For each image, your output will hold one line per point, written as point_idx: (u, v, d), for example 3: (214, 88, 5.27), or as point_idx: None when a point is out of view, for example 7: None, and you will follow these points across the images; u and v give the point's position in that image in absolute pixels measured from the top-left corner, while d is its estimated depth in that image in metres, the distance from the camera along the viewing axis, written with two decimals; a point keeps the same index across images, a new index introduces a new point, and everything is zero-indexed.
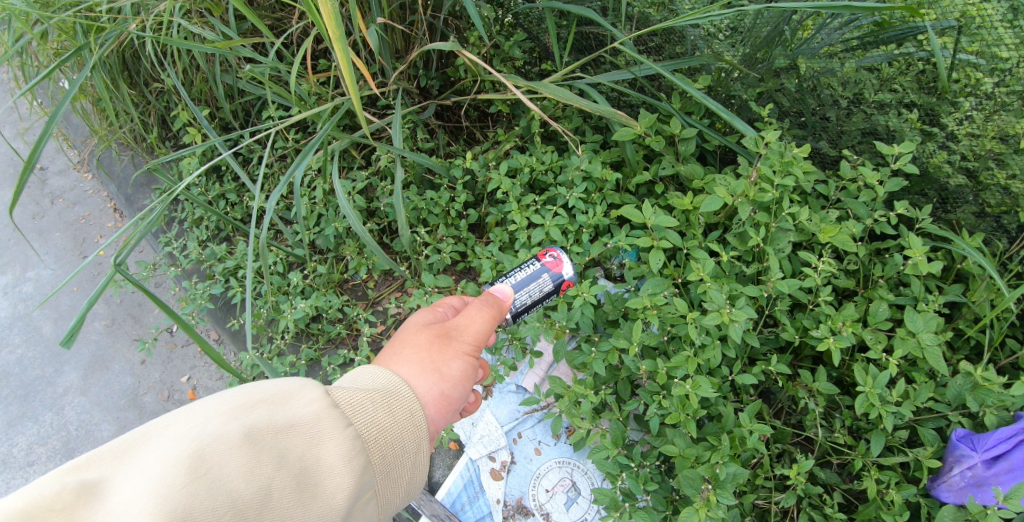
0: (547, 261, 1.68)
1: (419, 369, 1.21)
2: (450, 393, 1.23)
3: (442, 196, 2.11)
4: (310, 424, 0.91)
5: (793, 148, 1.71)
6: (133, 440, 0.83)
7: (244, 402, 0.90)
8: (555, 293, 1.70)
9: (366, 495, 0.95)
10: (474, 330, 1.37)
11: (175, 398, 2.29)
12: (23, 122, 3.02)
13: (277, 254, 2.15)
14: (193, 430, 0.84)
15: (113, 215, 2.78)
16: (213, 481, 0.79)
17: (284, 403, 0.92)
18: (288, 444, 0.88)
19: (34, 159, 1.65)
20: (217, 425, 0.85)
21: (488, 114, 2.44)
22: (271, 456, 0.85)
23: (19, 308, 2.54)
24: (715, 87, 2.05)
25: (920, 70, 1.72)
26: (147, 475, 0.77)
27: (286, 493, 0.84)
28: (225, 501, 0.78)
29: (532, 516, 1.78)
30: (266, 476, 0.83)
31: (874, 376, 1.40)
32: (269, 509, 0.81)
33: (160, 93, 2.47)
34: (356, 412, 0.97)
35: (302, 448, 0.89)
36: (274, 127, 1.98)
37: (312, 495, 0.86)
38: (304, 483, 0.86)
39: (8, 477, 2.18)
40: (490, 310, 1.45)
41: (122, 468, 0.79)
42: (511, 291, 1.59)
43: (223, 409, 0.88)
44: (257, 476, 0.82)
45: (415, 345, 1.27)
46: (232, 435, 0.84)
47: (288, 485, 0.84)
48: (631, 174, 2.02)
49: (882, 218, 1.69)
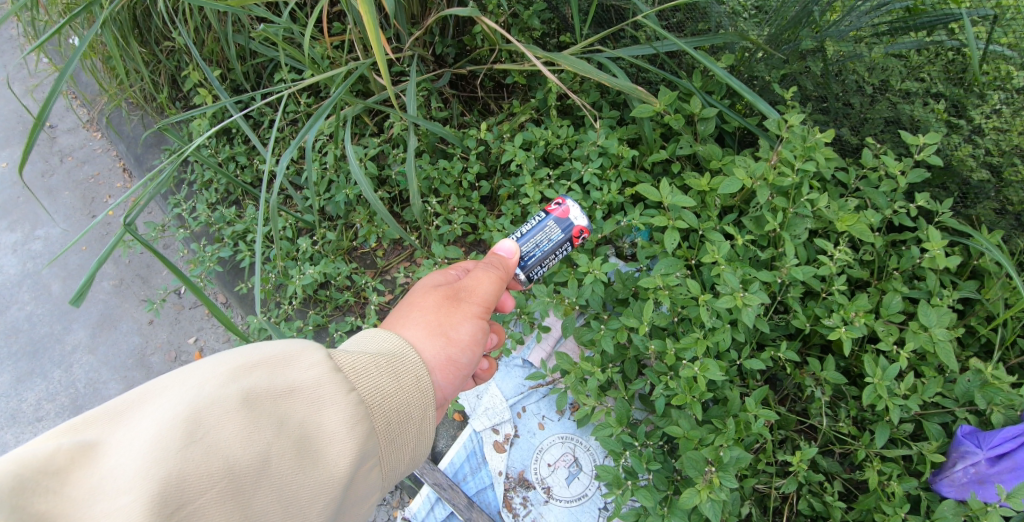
0: (553, 210, 1.56)
1: (427, 331, 1.21)
2: (457, 358, 1.23)
3: (455, 166, 2.09)
4: (311, 389, 0.90)
5: (816, 133, 1.68)
6: (131, 400, 0.83)
7: (243, 363, 0.89)
8: (569, 242, 1.57)
9: (370, 462, 0.94)
10: (483, 291, 1.36)
11: (182, 359, 2.31)
12: (32, 79, 2.97)
13: (286, 219, 2.13)
14: (191, 392, 0.83)
15: (123, 174, 2.74)
16: (210, 445, 0.78)
17: (285, 369, 0.91)
18: (288, 411, 0.87)
19: (45, 116, 1.61)
20: (215, 387, 0.84)
21: (504, 85, 2.39)
22: (269, 421, 0.85)
23: (27, 266, 2.53)
24: (737, 67, 2.01)
25: (949, 60, 1.70)
26: (141, 438, 0.76)
27: (286, 459, 0.83)
28: (221, 466, 0.78)
29: (533, 489, 1.81)
30: (265, 442, 0.83)
31: (884, 368, 1.41)
32: (266, 475, 0.81)
33: (171, 51, 2.43)
34: (361, 375, 0.97)
35: (302, 415, 0.88)
36: (287, 90, 1.92)
37: (312, 462, 0.86)
38: (305, 449, 0.86)
39: (17, 432, 2.20)
40: (496, 271, 1.42)
41: (117, 429, 0.79)
42: (517, 248, 1.49)
43: (221, 371, 0.87)
44: (256, 441, 0.82)
45: (423, 308, 1.27)
46: (230, 399, 0.83)
47: (287, 451, 0.84)
48: (647, 152, 1.98)
49: (902, 210, 1.66)
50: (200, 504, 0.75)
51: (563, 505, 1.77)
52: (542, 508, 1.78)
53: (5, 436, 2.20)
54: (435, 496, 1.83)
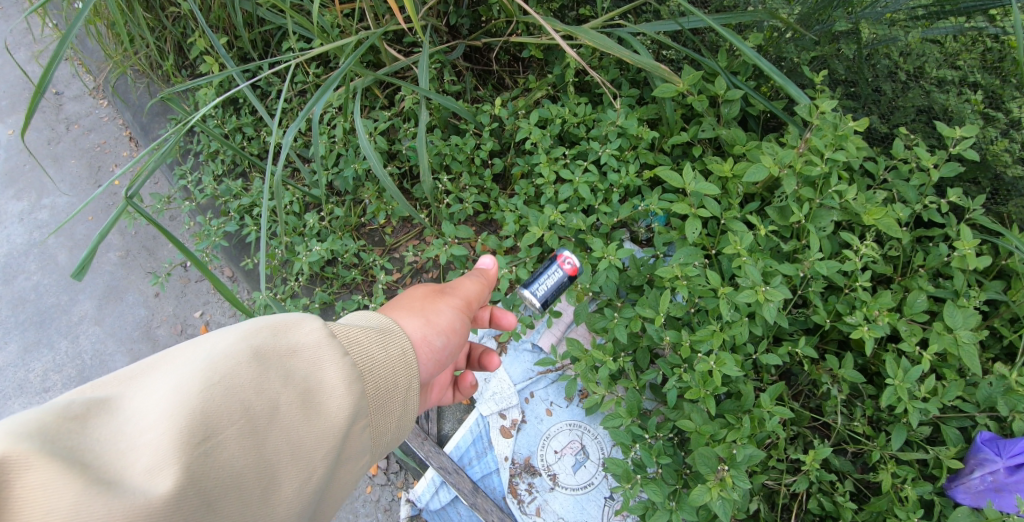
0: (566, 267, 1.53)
1: (407, 313, 1.18)
2: (435, 341, 1.18)
3: (467, 142, 2.02)
4: (320, 347, 0.88)
5: (849, 121, 1.60)
6: (143, 359, 0.80)
7: (253, 322, 0.87)
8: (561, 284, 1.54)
9: (374, 421, 0.92)
10: (466, 290, 1.35)
11: (188, 332, 2.29)
12: (37, 45, 2.89)
13: (294, 194, 2.08)
14: (205, 347, 0.80)
15: (129, 143, 2.69)
16: (228, 391, 0.76)
17: (289, 329, 0.86)
18: (296, 364, 0.84)
19: (46, 82, 1.55)
20: (228, 341, 0.81)
21: (520, 58, 2.29)
22: (282, 374, 0.82)
23: (34, 235, 2.49)
24: (765, 47, 1.90)
25: (987, 47, 1.61)
26: (162, 383, 0.75)
27: (297, 411, 0.81)
28: (238, 408, 0.76)
29: (539, 476, 1.80)
30: (278, 392, 0.80)
31: (905, 370, 1.38)
32: (280, 421, 0.79)
33: (177, 17, 2.36)
34: (359, 341, 0.93)
35: (309, 368, 0.85)
36: (294, 61, 1.83)
37: (324, 416, 0.83)
38: (318, 403, 0.84)
39: (25, 402, 2.20)
40: (479, 279, 1.42)
41: (131, 385, 0.76)
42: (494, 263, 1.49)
43: (233, 328, 0.84)
44: (269, 392, 0.80)
45: (408, 296, 1.25)
46: (244, 352, 0.81)
47: (297, 402, 0.81)
48: (668, 133, 1.90)
49: (932, 205, 1.60)
50: (219, 448, 0.73)
51: (569, 492, 1.77)
52: (547, 496, 1.78)
53: (13, 405, 2.20)
54: (441, 479, 1.84)
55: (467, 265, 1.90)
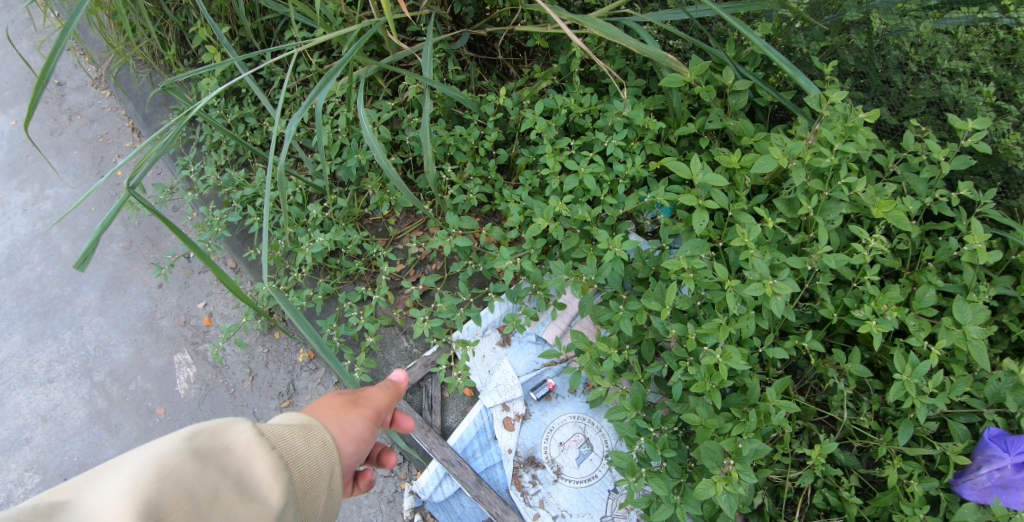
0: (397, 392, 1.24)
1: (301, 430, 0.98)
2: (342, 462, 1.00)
3: (472, 132, 2.00)
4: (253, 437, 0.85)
5: (859, 112, 1.58)
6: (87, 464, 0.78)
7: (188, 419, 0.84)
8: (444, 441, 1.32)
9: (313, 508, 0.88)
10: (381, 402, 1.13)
11: (192, 323, 2.29)
12: (40, 35, 2.87)
13: (297, 185, 2.07)
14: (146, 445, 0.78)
15: (132, 134, 2.68)
16: (174, 484, 0.74)
17: (224, 423, 0.84)
18: (231, 457, 0.82)
19: (49, 73, 1.53)
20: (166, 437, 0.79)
21: (525, 48, 2.27)
22: (221, 467, 0.80)
23: (37, 226, 2.48)
24: (774, 37, 1.85)
25: (999, 39, 1.59)
26: (107, 484, 0.73)
27: (238, 500, 0.78)
28: (181, 497, 0.74)
29: (543, 468, 1.81)
30: (219, 482, 0.78)
31: (913, 365, 1.37)
32: (222, 505, 0.76)
33: (178, 6, 2.34)
34: (286, 437, 0.89)
35: (243, 462, 0.82)
36: (296, 49, 1.81)
37: (264, 504, 0.81)
38: (257, 490, 0.81)
39: (30, 393, 2.20)
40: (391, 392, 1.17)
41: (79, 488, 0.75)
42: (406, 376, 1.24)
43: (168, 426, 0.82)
44: (211, 482, 0.77)
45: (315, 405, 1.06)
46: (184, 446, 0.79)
47: (237, 492, 0.79)
48: (674, 124, 1.87)
49: (942, 199, 1.57)
50: None
51: (572, 485, 1.78)
52: (551, 488, 1.79)
53: (17, 396, 2.20)
54: (445, 472, 1.84)
55: (471, 256, 1.88)
